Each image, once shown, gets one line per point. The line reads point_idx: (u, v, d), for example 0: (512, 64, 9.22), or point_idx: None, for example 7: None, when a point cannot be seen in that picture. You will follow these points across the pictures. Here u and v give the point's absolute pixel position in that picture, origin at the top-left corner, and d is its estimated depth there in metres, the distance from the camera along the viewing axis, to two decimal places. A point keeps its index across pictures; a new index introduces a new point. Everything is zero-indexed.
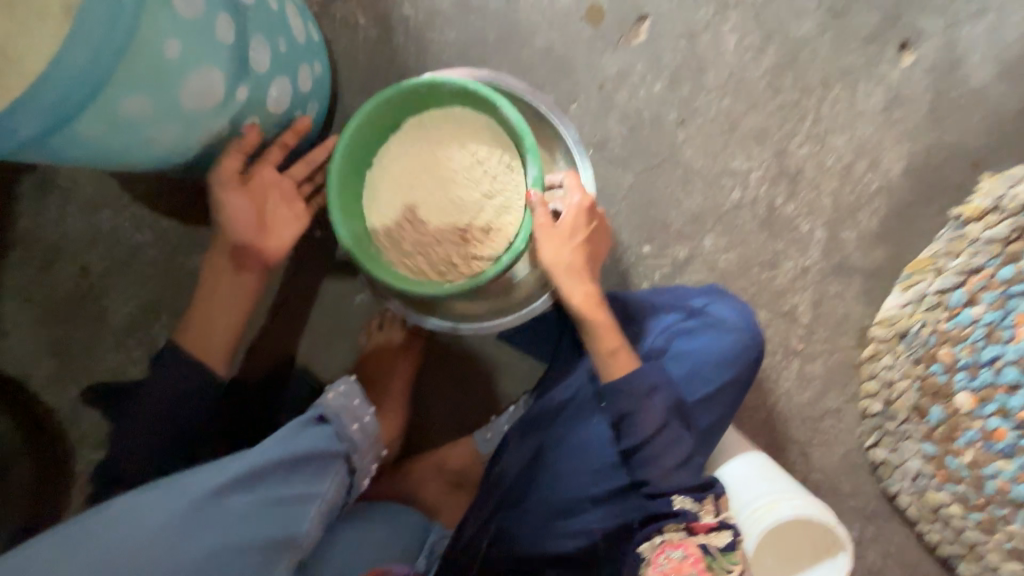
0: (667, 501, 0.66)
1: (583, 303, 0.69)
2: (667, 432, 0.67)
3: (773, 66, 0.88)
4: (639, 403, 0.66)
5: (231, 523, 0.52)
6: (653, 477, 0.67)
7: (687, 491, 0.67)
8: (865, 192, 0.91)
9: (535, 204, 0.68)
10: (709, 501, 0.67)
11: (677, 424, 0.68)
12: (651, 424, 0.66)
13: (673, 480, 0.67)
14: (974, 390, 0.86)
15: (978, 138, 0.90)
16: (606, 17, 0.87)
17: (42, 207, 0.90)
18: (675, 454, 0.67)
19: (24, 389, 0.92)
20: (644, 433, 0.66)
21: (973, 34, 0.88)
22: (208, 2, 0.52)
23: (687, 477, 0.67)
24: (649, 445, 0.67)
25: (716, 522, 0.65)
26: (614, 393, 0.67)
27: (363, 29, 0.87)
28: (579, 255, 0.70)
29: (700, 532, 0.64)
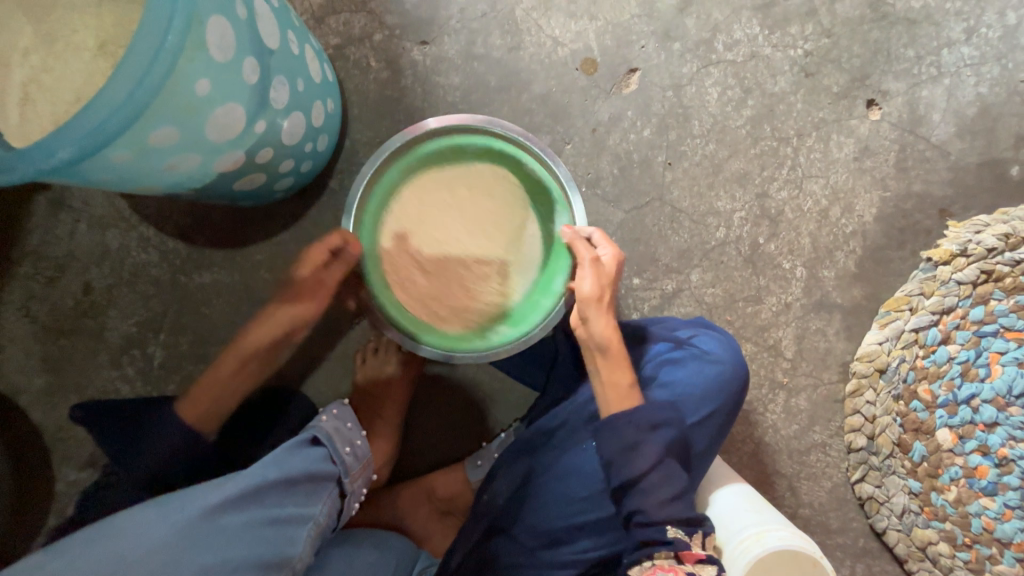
0: (661, 530, 0.65)
1: (613, 335, 0.73)
2: (661, 468, 0.67)
3: (753, 117, 0.96)
4: (641, 438, 0.68)
5: (229, 540, 0.51)
6: (647, 507, 0.66)
7: (680, 524, 0.66)
8: (841, 233, 0.97)
9: (574, 240, 0.74)
10: (698, 536, 0.66)
11: (673, 461, 0.68)
12: (644, 458, 0.67)
13: (668, 512, 0.66)
14: (955, 427, 0.92)
15: (943, 188, 0.97)
16: (599, 68, 0.95)
17: (53, 223, 0.93)
18: (671, 488, 0.66)
19: (15, 403, 0.92)
20: (637, 466, 0.67)
21: (934, 94, 0.96)
22: (240, 47, 0.56)
23: (681, 511, 0.66)
24: (641, 479, 0.67)
25: (705, 554, 0.64)
26: (614, 426, 0.69)
27: (374, 70, 0.94)
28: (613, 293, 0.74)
29: (688, 562, 0.64)
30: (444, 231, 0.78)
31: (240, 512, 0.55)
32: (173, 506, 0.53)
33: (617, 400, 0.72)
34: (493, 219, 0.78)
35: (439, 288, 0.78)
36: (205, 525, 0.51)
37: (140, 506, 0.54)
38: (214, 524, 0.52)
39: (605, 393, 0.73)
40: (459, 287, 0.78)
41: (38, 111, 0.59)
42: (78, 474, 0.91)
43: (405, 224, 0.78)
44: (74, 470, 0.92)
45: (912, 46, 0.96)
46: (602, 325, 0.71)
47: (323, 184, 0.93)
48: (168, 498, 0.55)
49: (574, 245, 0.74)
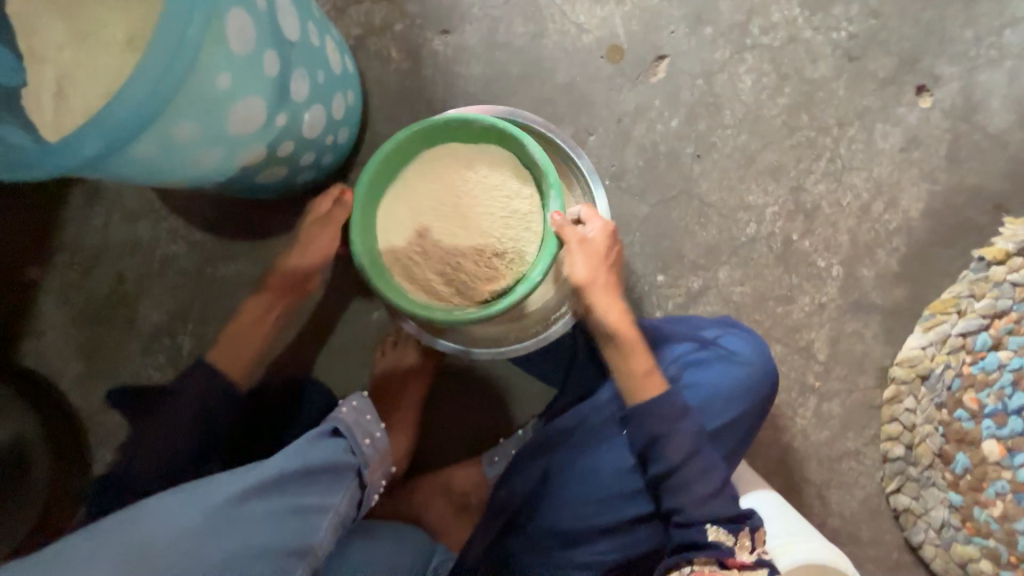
0: (703, 530, 0.65)
1: (617, 320, 0.71)
2: (697, 459, 0.67)
3: (790, 105, 0.91)
4: (671, 427, 0.67)
5: (251, 528, 0.53)
6: (685, 505, 0.67)
7: (722, 521, 0.65)
8: (883, 230, 0.91)
9: (561, 227, 0.70)
10: (744, 536, 0.64)
11: (709, 450, 0.68)
12: (679, 451, 0.66)
13: (708, 509, 0.66)
14: (1002, 438, 0.86)
15: (1000, 182, 0.90)
16: (626, 55, 0.91)
17: (88, 215, 0.96)
18: (707, 483, 0.66)
19: (56, 387, 0.97)
20: (673, 461, 0.66)
21: (993, 79, 0.89)
22: (259, 40, 0.55)
23: (723, 508, 0.66)
24: (680, 471, 0.66)
25: (751, 559, 0.62)
26: (638, 419, 0.68)
27: (395, 61, 0.93)
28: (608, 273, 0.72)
29: (733, 568, 0.62)
30: (454, 217, 0.77)
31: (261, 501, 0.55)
32: (198, 495, 0.54)
33: (637, 387, 0.69)
34: (502, 204, 0.77)
35: (448, 274, 0.76)
36: (228, 514, 0.53)
37: (172, 491, 0.56)
38: (237, 513, 0.53)
39: (630, 380, 0.70)
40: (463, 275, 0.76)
41: (70, 106, 0.60)
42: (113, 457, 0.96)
43: (419, 214, 0.77)
44: (110, 452, 0.96)
45: (970, 26, 0.89)
46: (603, 312, 0.71)
47: (343, 177, 0.93)
48: (195, 485, 0.57)
49: (562, 232, 0.70)
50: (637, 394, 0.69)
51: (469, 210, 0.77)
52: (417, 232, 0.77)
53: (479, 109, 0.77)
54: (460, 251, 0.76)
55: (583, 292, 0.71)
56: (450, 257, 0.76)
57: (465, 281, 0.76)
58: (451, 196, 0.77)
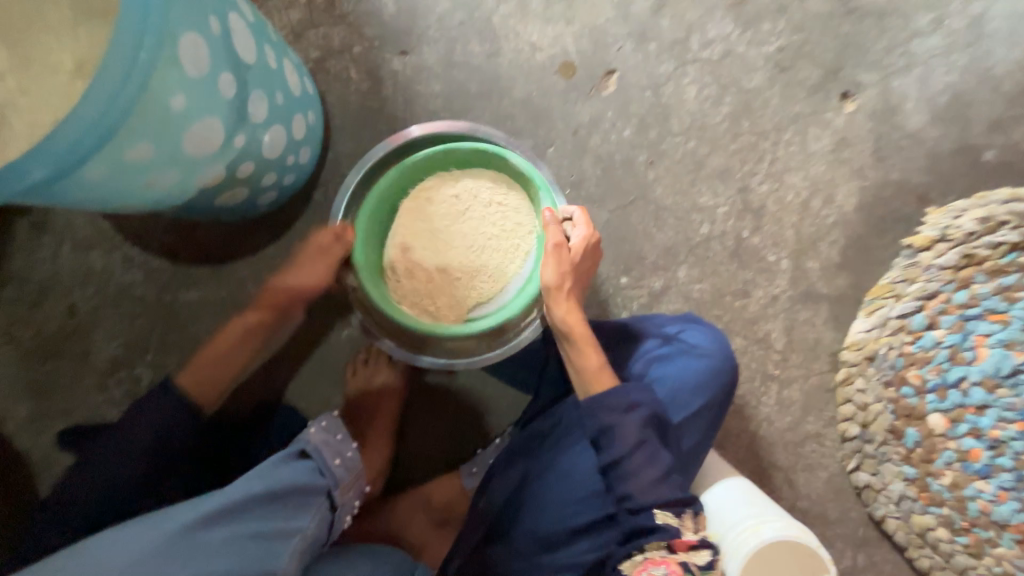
0: (650, 516, 0.65)
1: (566, 315, 0.73)
2: (644, 446, 0.67)
3: (731, 113, 0.97)
4: (618, 418, 0.68)
5: (209, 555, 0.51)
6: (635, 491, 0.66)
7: (669, 505, 0.66)
8: (823, 224, 0.98)
9: (550, 223, 0.74)
10: (688, 518, 0.66)
11: (655, 440, 0.69)
12: (629, 442, 0.67)
13: (656, 494, 0.65)
14: (946, 411, 0.92)
15: (920, 176, 0.99)
16: (577, 71, 0.96)
17: (35, 247, 0.92)
18: (654, 469, 0.67)
19: (3, 430, 0.91)
20: (623, 450, 0.67)
21: (906, 84, 0.98)
22: (214, 63, 0.56)
23: (669, 492, 0.66)
24: (626, 459, 0.66)
25: (697, 540, 0.63)
26: (589, 410, 0.69)
27: (355, 81, 0.94)
28: (574, 276, 0.74)
29: (680, 551, 0.62)
30: (442, 235, 0.81)
31: (224, 526, 0.54)
32: (155, 523, 0.53)
33: (587, 383, 0.73)
34: (490, 224, 0.81)
35: (433, 288, 0.80)
36: (185, 540, 0.51)
37: (125, 523, 0.54)
38: (195, 539, 0.51)
39: (581, 378, 0.73)
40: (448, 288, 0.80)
41: (14, 133, 0.59)
42: None
43: (406, 233, 0.81)
44: None
45: (882, 37, 0.98)
46: (557, 309, 0.73)
47: (307, 196, 0.94)
48: (152, 515, 0.54)
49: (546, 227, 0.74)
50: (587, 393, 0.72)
51: (456, 229, 0.81)
52: (403, 249, 0.80)
53: (446, 126, 0.79)
54: (445, 266, 0.80)
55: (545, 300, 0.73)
56: (436, 272, 0.80)
57: (453, 295, 0.80)
58: (438, 217, 0.81)
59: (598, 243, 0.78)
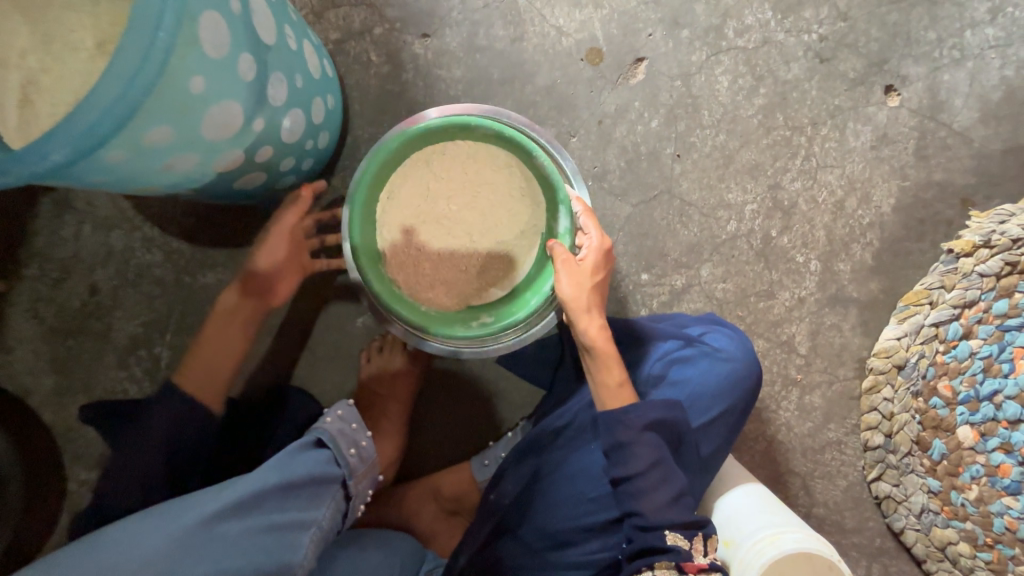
0: (661, 536, 0.64)
1: (595, 336, 0.70)
2: (658, 468, 0.66)
3: (765, 105, 0.93)
4: (635, 437, 0.67)
5: (225, 551, 0.51)
6: (645, 509, 0.66)
7: (680, 527, 0.65)
8: (857, 225, 0.94)
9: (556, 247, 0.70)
10: (699, 541, 0.65)
11: (670, 463, 0.68)
12: (642, 462, 0.66)
13: (666, 516, 0.65)
14: (976, 424, 0.89)
15: (966, 177, 0.94)
16: (605, 57, 0.92)
17: (58, 225, 0.93)
18: (667, 491, 0.66)
19: (28, 404, 0.94)
20: (637, 468, 0.66)
21: (956, 78, 0.92)
22: (234, 43, 0.55)
23: (680, 514, 0.65)
24: (637, 478, 0.66)
25: (707, 562, 0.63)
26: (607, 426, 0.68)
27: (375, 65, 0.92)
28: (593, 293, 0.71)
29: (689, 572, 0.61)
30: (448, 221, 0.75)
31: (238, 520, 0.54)
32: (175, 512, 0.54)
33: (608, 399, 0.70)
34: (501, 215, 0.76)
35: (435, 278, 0.75)
36: (203, 532, 0.52)
37: (143, 513, 0.54)
38: (212, 532, 0.52)
39: (600, 391, 0.71)
40: (453, 274, 0.76)
41: (36, 112, 0.58)
42: (90, 473, 0.93)
43: (410, 213, 0.75)
44: (87, 469, 0.93)
45: (933, 28, 0.92)
46: (583, 325, 0.70)
47: (324, 181, 0.92)
48: (172, 504, 0.55)
49: (551, 250, 0.70)
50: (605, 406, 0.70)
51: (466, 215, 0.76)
52: (408, 232, 0.75)
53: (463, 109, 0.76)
54: (451, 254, 0.76)
55: (570, 315, 0.70)
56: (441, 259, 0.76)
57: (454, 286, 0.76)
58: (446, 202, 0.75)
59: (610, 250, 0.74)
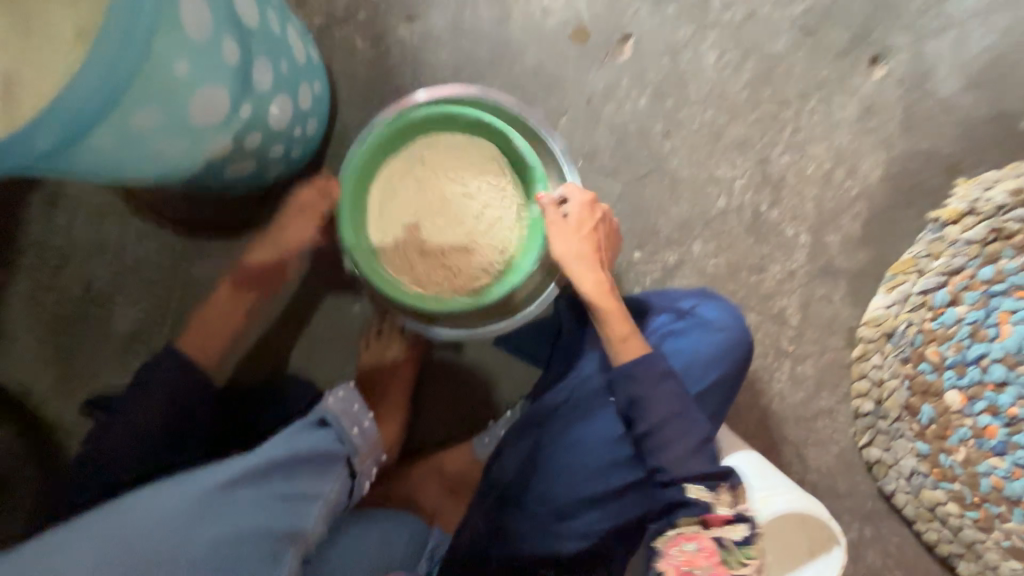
0: (682, 488, 0.67)
1: (594, 291, 0.74)
2: (678, 419, 0.70)
3: (753, 80, 0.93)
4: (653, 389, 0.70)
5: (242, 514, 0.53)
6: (669, 463, 0.69)
7: (706, 479, 0.67)
8: (845, 197, 0.95)
9: (546, 205, 0.76)
10: (724, 492, 0.66)
11: (692, 413, 0.71)
12: (663, 413, 0.69)
13: (690, 467, 0.68)
14: (963, 388, 0.91)
15: (951, 146, 0.94)
16: (592, 36, 0.92)
17: (49, 220, 0.93)
18: (690, 442, 0.69)
19: (29, 400, 0.94)
20: (655, 421, 0.69)
21: (941, 47, 0.93)
22: (219, 26, 0.54)
23: (702, 464, 0.68)
24: (659, 431, 0.69)
25: (732, 514, 0.64)
26: (623, 380, 0.71)
27: (361, 49, 0.91)
28: (589, 249, 0.75)
29: (714, 526, 0.64)
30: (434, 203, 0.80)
31: (251, 488, 0.55)
32: (189, 483, 0.55)
33: (624, 350, 0.73)
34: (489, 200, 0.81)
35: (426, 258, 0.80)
36: (219, 497, 0.53)
37: (157, 485, 0.56)
38: (227, 498, 0.53)
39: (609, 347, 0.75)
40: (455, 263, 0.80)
41: (18, 103, 0.58)
42: None
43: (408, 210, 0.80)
44: None
45: None
46: (584, 280, 0.74)
47: (314, 169, 0.92)
48: (182, 477, 0.56)
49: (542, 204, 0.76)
50: (618, 362, 0.73)
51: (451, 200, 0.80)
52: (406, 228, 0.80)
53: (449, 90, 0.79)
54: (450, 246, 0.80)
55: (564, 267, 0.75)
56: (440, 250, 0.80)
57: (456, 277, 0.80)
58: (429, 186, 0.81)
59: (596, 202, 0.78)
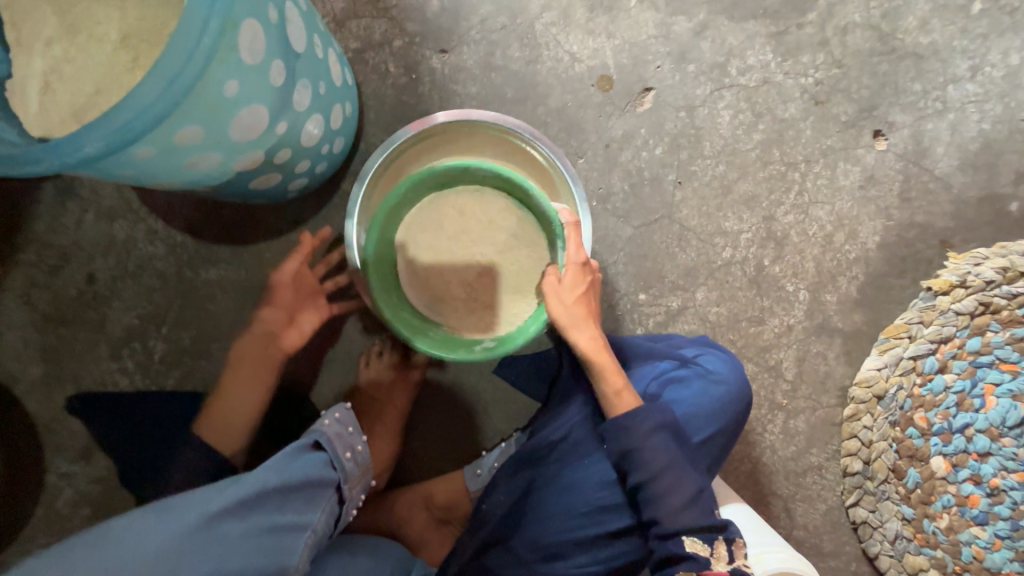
0: (678, 541, 0.68)
1: (588, 348, 0.74)
2: (668, 473, 0.70)
3: (763, 141, 0.98)
4: (644, 444, 0.71)
5: (227, 551, 0.51)
6: (662, 517, 0.69)
7: (697, 532, 0.69)
8: (845, 259, 0.99)
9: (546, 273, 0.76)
10: (721, 546, 0.68)
11: (683, 466, 0.71)
12: (654, 466, 0.70)
13: (684, 520, 0.69)
14: (948, 455, 0.93)
15: (945, 221, 0.99)
16: (615, 85, 0.96)
17: (59, 212, 0.92)
18: (683, 494, 0.70)
19: (12, 391, 0.92)
20: (649, 474, 0.70)
21: (938, 128, 0.99)
22: (269, 49, 0.56)
23: (697, 518, 0.69)
24: (653, 485, 0.70)
25: (728, 569, 0.67)
26: (614, 435, 0.73)
27: (394, 75, 0.94)
28: (581, 311, 0.74)
29: None
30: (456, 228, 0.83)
31: (237, 520, 0.54)
32: (173, 513, 0.53)
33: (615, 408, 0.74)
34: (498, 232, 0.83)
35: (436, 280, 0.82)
36: (204, 532, 0.52)
37: (141, 510, 0.54)
38: (214, 531, 0.52)
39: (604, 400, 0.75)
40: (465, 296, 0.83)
41: (57, 100, 0.59)
42: (72, 466, 0.92)
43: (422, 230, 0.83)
44: (67, 461, 0.92)
45: (920, 80, 0.98)
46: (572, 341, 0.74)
47: (335, 185, 0.94)
48: (170, 503, 0.55)
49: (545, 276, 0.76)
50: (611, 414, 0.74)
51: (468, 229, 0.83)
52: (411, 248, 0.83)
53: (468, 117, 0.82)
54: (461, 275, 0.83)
55: (562, 330, 0.74)
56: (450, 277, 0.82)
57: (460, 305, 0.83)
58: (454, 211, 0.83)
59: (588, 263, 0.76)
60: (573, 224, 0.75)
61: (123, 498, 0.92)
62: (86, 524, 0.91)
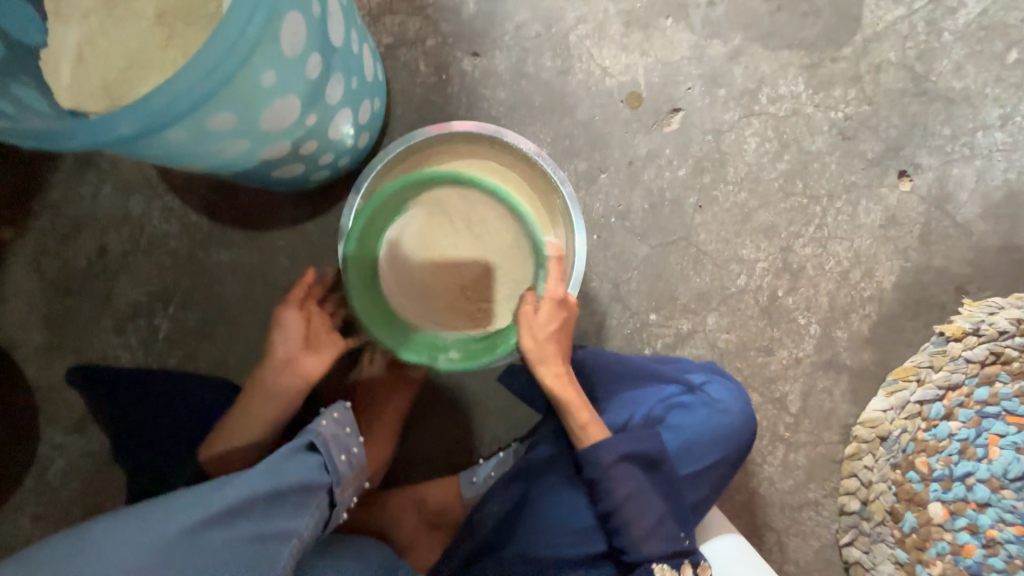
0: (648, 569, 0.69)
1: (551, 381, 0.76)
2: (634, 501, 0.71)
3: (787, 171, 0.97)
4: (606, 474, 0.72)
5: (206, 561, 0.51)
6: (630, 545, 0.70)
7: (665, 558, 0.70)
8: (859, 296, 0.98)
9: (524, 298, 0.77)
10: (686, 569, 0.70)
11: (651, 490, 0.73)
12: (619, 494, 0.71)
13: (650, 547, 0.69)
14: (947, 502, 0.93)
15: (963, 267, 0.98)
16: (644, 103, 0.96)
17: (76, 182, 0.92)
18: (649, 521, 0.70)
19: (12, 356, 0.91)
20: (613, 503, 0.71)
21: (964, 173, 0.98)
22: (308, 44, 0.56)
23: (663, 544, 0.70)
24: (620, 512, 0.71)
25: None
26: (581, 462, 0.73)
27: (423, 74, 0.94)
28: (550, 344, 0.76)
29: None
30: (434, 234, 0.82)
31: (220, 529, 0.54)
32: (156, 519, 0.53)
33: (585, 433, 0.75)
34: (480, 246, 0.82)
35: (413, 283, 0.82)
36: (185, 541, 0.52)
37: (125, 511, 0.55)
38: (191, 544, 0.52)
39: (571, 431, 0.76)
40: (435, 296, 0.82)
41: (89, 72, 0.59)
42: (65, 437, 0.91)
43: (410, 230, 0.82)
44: (62, 431, 0.91)
45: (949, 123, 0.98)
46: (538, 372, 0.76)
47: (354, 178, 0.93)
48: (155, 505, 0.56)
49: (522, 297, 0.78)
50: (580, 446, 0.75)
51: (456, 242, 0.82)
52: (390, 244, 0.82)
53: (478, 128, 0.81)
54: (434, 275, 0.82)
55: (530, 362, 0.77)
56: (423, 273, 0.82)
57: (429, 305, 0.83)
58: (433, 217, 0.82)
59: (566, 299, 0.77)
60: (557, 258, 0.78)
61: (116, 475, 0.91)
62: (75, 496, 0.91)
